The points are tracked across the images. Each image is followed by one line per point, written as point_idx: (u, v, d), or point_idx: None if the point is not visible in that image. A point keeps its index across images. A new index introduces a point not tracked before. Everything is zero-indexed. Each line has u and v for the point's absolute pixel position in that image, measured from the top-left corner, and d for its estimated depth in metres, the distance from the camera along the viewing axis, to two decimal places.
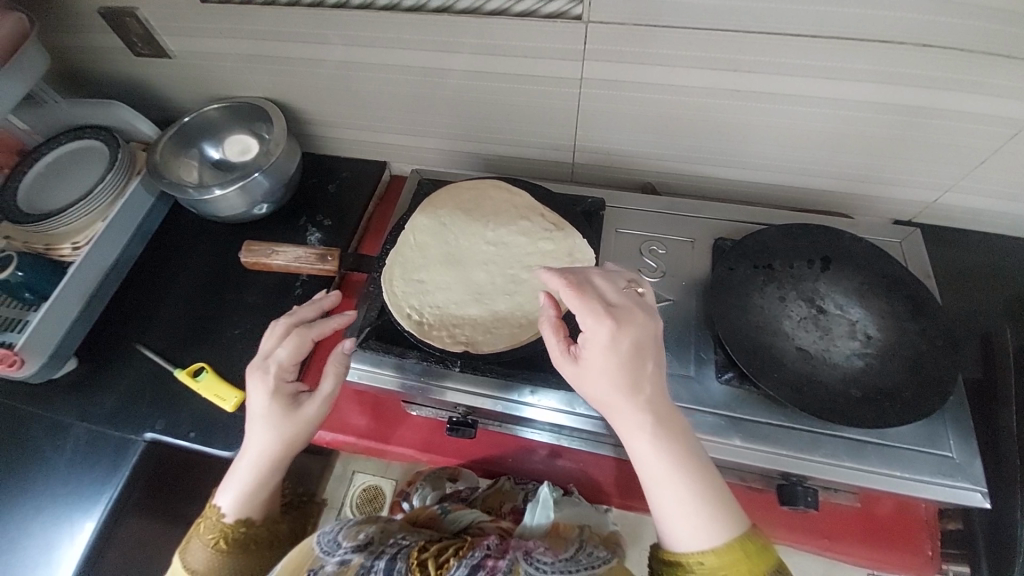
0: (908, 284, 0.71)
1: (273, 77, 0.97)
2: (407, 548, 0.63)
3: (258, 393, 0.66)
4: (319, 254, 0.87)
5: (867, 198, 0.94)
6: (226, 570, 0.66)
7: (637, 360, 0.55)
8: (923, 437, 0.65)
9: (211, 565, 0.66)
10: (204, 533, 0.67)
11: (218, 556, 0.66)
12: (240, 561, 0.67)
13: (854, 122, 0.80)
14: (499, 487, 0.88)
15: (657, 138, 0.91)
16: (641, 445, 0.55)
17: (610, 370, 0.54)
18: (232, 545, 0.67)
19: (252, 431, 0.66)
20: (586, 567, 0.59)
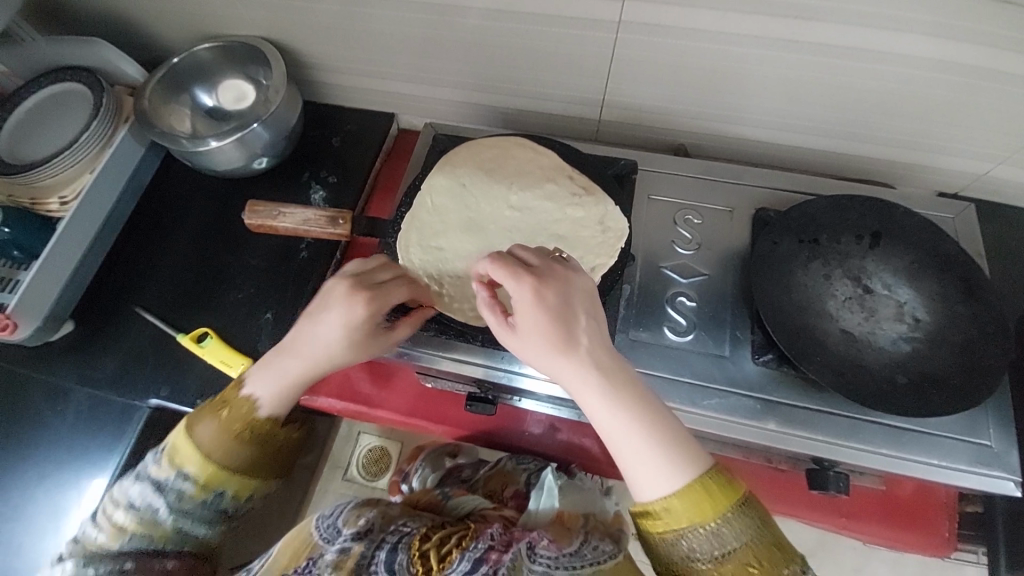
0: (960, 264, 0.66)
1: (270, 13, 0.87)
2: (408, 537, 0.63)
3: (359, 306, 0.61)
4: (330, 217, 0.78)
5: (913, 168, 0.87)
6: (240, 461, 0.60)
7: (567, 315, 0.54)
8: (962, 425, 0.62)
9: (228, 454, 0.60)
10: (226, 420, 0.60)
11: (239, 448, 0.60)
12: (254, 456, 0.61)
13: (919, 82, 0.72)
14: (501, 468, 0.92)
15: (696, 94, 0.82)
16: (589, 400, 0.53)
17: (541, 327, 0.53)
18: (252, 439, 0.61)
19: (328, 341, 0.61)
20: (591, 562, 0.61)
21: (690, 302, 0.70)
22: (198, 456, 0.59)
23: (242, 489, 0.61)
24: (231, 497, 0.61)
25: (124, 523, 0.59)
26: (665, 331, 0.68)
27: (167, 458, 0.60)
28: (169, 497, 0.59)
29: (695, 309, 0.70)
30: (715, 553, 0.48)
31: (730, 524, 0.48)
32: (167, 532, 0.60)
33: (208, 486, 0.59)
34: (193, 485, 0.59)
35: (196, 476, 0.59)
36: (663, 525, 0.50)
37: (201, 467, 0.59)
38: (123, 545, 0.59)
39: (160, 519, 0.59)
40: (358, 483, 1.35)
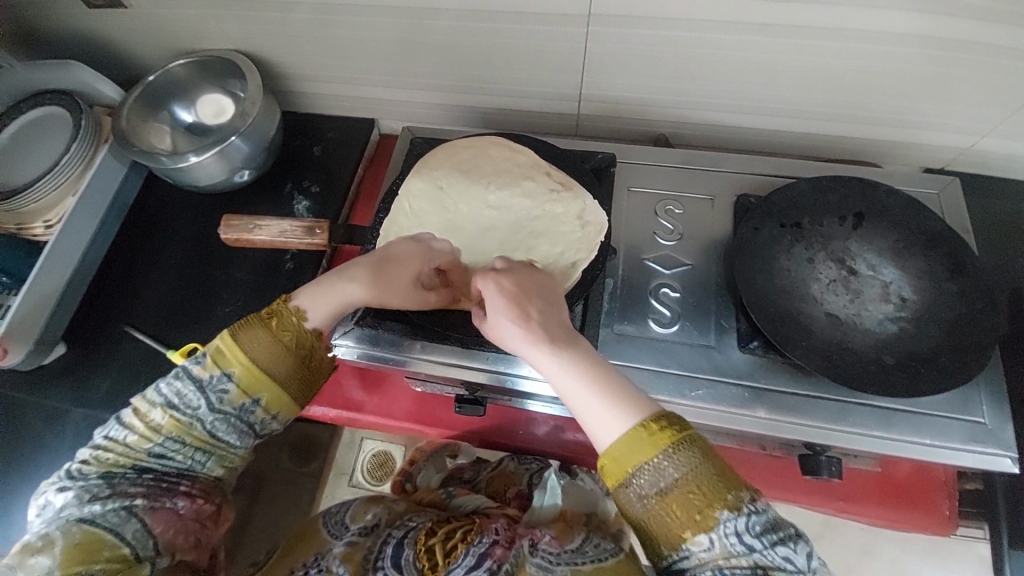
0: (947, 240, 0.65)
1: (243, 25, 0.86)
2: (413, 531, 0.67)
3: (412, 255, 0.64)
4: (307, 228, 0.77)
5: (896, 145, 0.86)
6: (282, 375, 0.58)
7: (517, 288, 0.58)
8: (955, 403, 0.62)
9: (273, 360, 0.57)
10: (276, 328, 0.58)
11: (282, 354, 0.58)
12: (294, 369, 0.59)
13: (893, 59, 0.71)
14: (503, 468, 0.94)
15: (672, 82, 0.82)
16: (546, 367, 0.55)
17: (492, 298, 0.57)
18: (296, 351, 0.59)
19: (388, 282, 0.62)
20: (593, 559, 0.60)
21: (674, 293, 0.69)
22: (243, 358, 0.56)
23: (274, 402, 0.58)
24: (262, 410, 0.58)
25: (157, 422, 0.56)
26: (650, 323, 0.68)
27: (210, 357, 0.57)
28: (207, 398, 0.56)
29: (679, 299, 0.69)
30: (659, 490, 0.48)
31: (671, 457, 0.48)
32: (199, 439, 0.56)
33: (247, 391, 0.57)
34: (235, 386, 0.56)
35: (239, 378, 0.56)
36: (612, 470, 0.50)
37: (244, 369, 0.56)
38: (151, 447, 0.55)
39: (194, 423, 0.56)
40: (363, 489, 1.35)
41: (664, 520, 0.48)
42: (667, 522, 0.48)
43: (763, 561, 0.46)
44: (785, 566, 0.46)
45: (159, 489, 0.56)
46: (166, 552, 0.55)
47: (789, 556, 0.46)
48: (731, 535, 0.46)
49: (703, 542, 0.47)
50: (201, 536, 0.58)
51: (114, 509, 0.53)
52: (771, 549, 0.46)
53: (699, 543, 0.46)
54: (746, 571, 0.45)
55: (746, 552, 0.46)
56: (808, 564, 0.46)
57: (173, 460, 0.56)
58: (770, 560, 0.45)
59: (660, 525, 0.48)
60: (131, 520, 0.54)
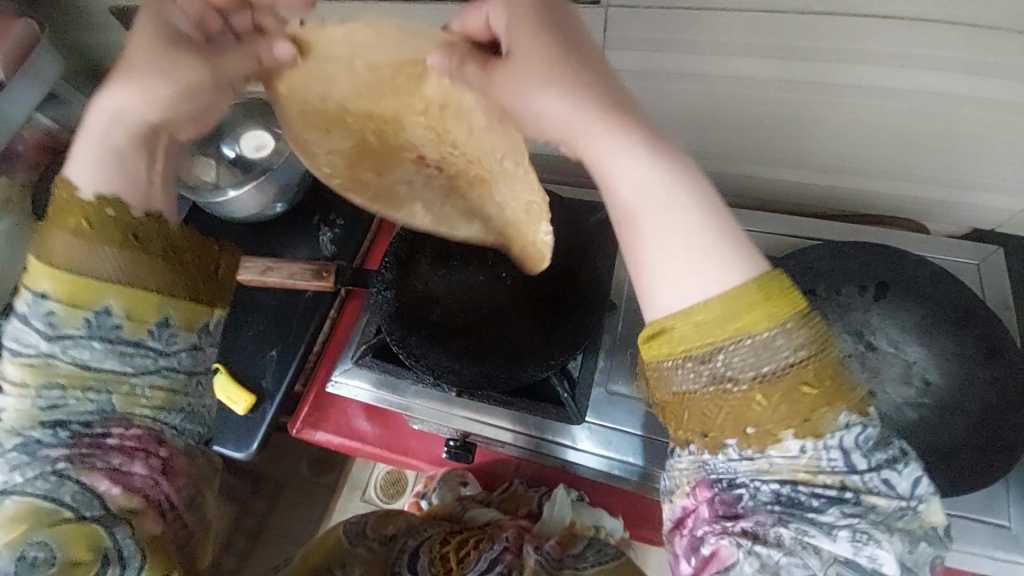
0: (985, 320, 0.59)
1: None
2: (429, 541, 0.67)
3: (142, 38, 0.48)
4: (315, 270, 0.80)
5: (937, 204, 0.79)
6: (115, 262, 0.43)
7: (578, 64, 0.45)
8: (977, 502, 0.56)
9: (84, 257, 0.42)
10: (59, 219, 0.43)
11: (100, 248, 0.43)
12: (132, 259, 0.43)
13: (934, 118, 0.66)
14: (513, 491, 0.83)
15: (689, 132, 0.80)
16: (630, 193, 0.42)
17: (557, 70, 0.45)
18: (117, 235, 0.43)
19: (141, 76, 0.47)
20: (593, 563, 0.64)
21: None
22: (49, 269, 0.42)
23: (138, 305, 0.43)
24: (122, 317, 0.43)
25: (17, 377, 0.42)
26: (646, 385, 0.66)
27: (26, 288, 0.43)
28: (40, 329, 0.42)
29: None
30: (759, 372, 0.37)
31: (788, 334, 0.37)
32: (80, 373, 0.42)
33: (77, 304, 0.42)
34: (58, 303, 0.42)
35: (58, 293, 0.42)
36: (687, 334, 0.39)
37: (63, 279, 0.42)
38: (32, 402, 0.42)
39: (52, 360, 0.42)
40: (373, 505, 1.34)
41: (744, 409, 0.38)
42: (739, 411, 0.38)
43: (860, 484, 0.36)
44: (884, 492, 0.36)
45: (82, 447, 0.42)
46: (134, 515, 0.42)
47: (890, 480, 0.36)
48: (834, 447, 0.37)
49: (792, 451, 0.37)
50: (164, 489, 0.44)
51: (42, 475, 0.40)
52: (871, 472, 0.37)
53: (788, 449, 0.36)
54: (829, 495, 0.36)
55: (841, 471, 0.36)
56: (916, 491, 0.36)
57: (69, 405, 0.42)
58: (868, 486, 0.36)
59: (738, 417, 0.38)
60: (65, 483, 0.40)
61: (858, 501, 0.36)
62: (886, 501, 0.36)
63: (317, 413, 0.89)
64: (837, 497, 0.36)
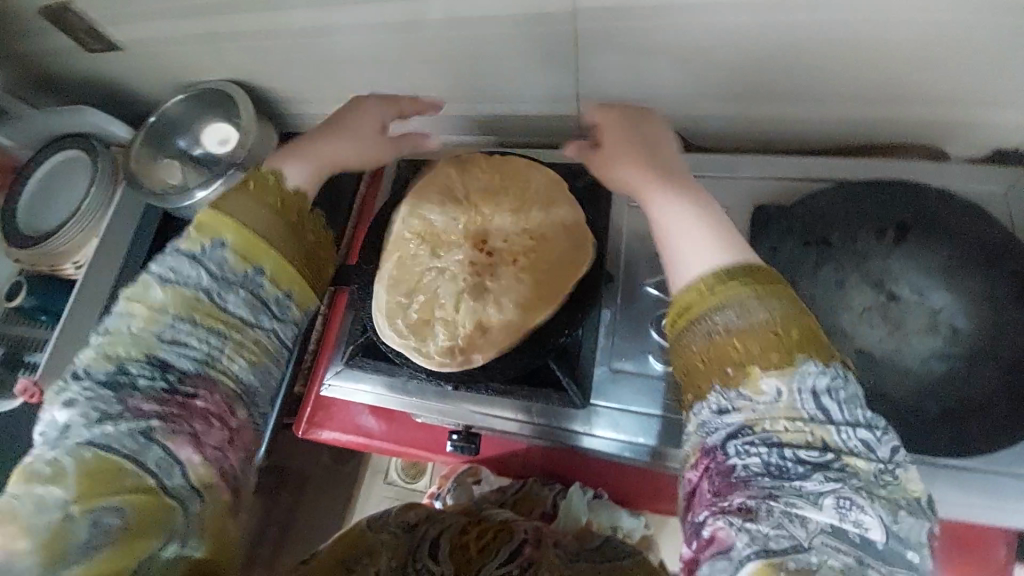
0: (1017, 257, 0.54)
1: (232, 56, 0.86)
2: (447, 530, 0.63)
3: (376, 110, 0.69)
4: (298, 277, 0.83)
5: (962, 126, 0.71)
6: (272, 234, 0.54)
7: (647, 139, 0.59)
8: (1015, 457, 0.52)
9: (261, 221, 0.54)
10: (256, 192, 0.56)
11: (263, 211, 0.55)
12: (284, 230, 0.55)
13: (959, 31, 0.57)
14: (528, 491, 0.80)
15: (678, 74, 0.72)
16: (658, 213, 0.53)
17: (623, 138, 0.59)
18: (280, 210, 0.56)
19: (360, 133, 0.68)
20: (612, 559, 0.62)
21: None
22: (230, 222, 0.52)
23: (281, 275, 0.54)
24: (267, 281, 0.53)
25: (158, 302, 0.49)
26: (649, 360, 0.62)
27: (195, 234, 0.52)
28: (208, 268, 0.51)
29: None
30: (739, 324, 0.44)
31: (765, 302, 0.44)
32: (209, 317, 0.49)
33: (246, 258, 0.52)
34: (231, 253, 0.52)
35: (234, 245, 0.52)
36: (692, 305, 0.47)
37: (237, 235, 0.52)
38: (160, 333, 0.47)
39: (196, 294, 0.49)
40: (397, 488, 1.35)
41: (739, 354, 0.43)
42: (733, 358, 0.43)
43: (841, 447, 0.38)
44: (862, 452, 0.38)
45: (175, 402, 0.46)
46: (199, 486, 0.45)
47: (869, 441, 0.39)
48: (806, 391, 0.40)
49: (768, 390, 0.41)
50: (230, 462, 0.48)
51: (130, 431, 0.43)
52: (849, 430, 0.39)
53: (765, 390, 0.40)
54: (811, 455, 0.38)
55: (819, 419, 0.39)
56: (892, 455, 0.39)
57: (183, 350, 0.47)
58: (847, 445, 0.38)
59: (719, 362, 0.44)
60: (151, 447, 0.44)
61: (839, 461, 0.38)
62: (866, 465, 0.38)
63: (320, 413, 0.87)
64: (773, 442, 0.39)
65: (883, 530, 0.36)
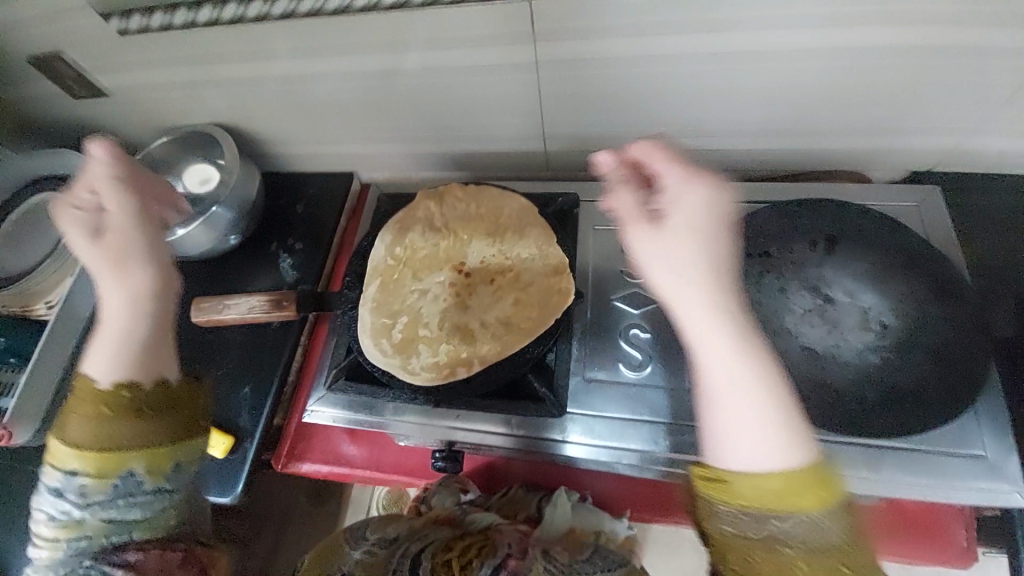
0: (928, 258, 0.61)
1: (218, 101, 0.91)
2: (431, 545, 0.65)
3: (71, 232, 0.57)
4: (274, 301, 0.69)
5: (879, 155, 0.81)
6: (131, 436, 0.51)
7: (722, 234, 0.49)
8: (950, 436, 0.57)
9: (91, 436, 0.51)
10: (81, 409, 0.51)
11: (126, 424, 0.51)
12: (141, 425, 0.52)
13: (858, 74, 0.68)
14: (513, 496, 0.82)
15: (632, 116, 0.81)
16: (710, 366, 0.47)
17: (700, 238, 0.49)
18: (109, 415, 0.51)
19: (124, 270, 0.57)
20: (602, 569, 0.63)
21: (645, 334, 0.68)
22: (81, 447, 0.50)
23: (152, 459, 0.52)
24: (146, 474, 0.51)
25: (53, 533, 0.51)
26: (620, 367, 0.67)
27: (47, 467, 0.51)
28: (71, 499, 0.50)
29: (651, 340, 0.68)
30: (806, 544, 0.42)
31: (831, 516, 0.42)
32: (98, 529, 0.51)
33: (105, 475, 0.50)
34: (87, 476, 0.50)
35: (85, 468, 0.50)
36: (749, 492, 0.44)
37: (143, 454, 0.51)
38: (62, 551, 0.50)
39: (82, 520, 0.50)
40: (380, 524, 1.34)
41: (780, 566, 0.43)
42: (773, 569, 0.43)
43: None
44: None
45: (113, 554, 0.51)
46: None
47: None
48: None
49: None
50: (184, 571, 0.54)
51: (72, 573, 0.49)
52: None
53: None
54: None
55: None
56: None
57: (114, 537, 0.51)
58: None
59: (774, 572, 0.43)
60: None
61: None
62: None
63: (303, 443, 0.87)
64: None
65: None
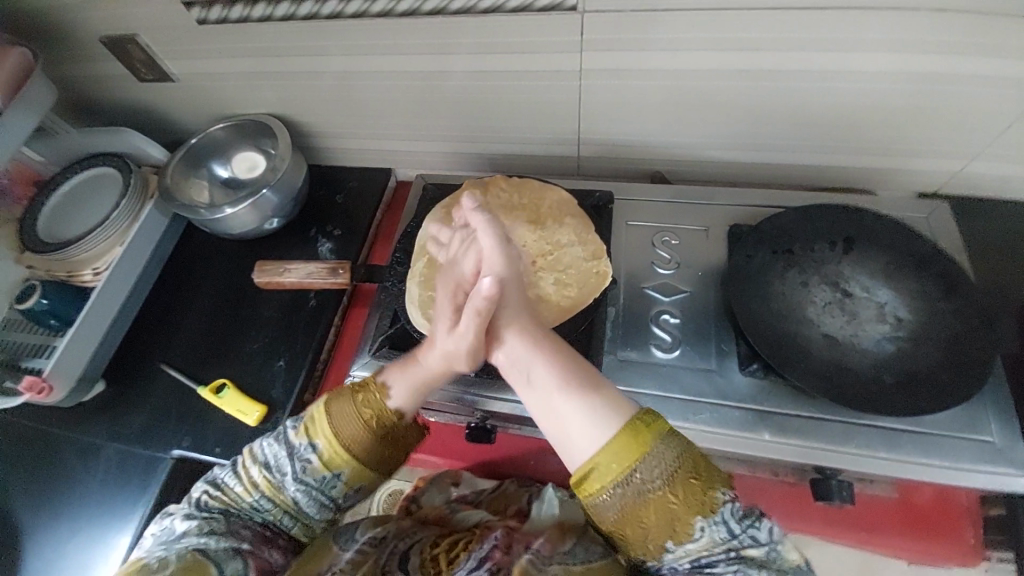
0: (938, 261, 0.67)
1: (275, 93, 0.97)
2: (420, 542, 0.67)
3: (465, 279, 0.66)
4: (330, 268, 0.86)
5: (891, 174, 0.87)
6: (366, 448, 0.61)
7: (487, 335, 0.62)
8: (963, 422, 0.62)
9: (360, 444, 0.61)
10: (361, 408, 0.61)
11: (364, 432, 0.61)
12: (376, 445, 0.61)
13: (871, 96, 0.75)
14: (504, 490, 0.84)
15: (662, 126, 0.87)
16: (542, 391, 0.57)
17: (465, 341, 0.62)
18: (372, 428, 0.61)
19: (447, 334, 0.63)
20: (582, 560, 0.64)
21: (674, 319, 0.73)
22: (336, 438, 0.60)
23: (359, 476, 0.61)
24: (344, 484, 0.61)
25: (258, 482, 0.62)
26: (652, 349, 0.71)
27: (305, 424, 0.62)
28: (292, 469, 0.61)
29: (679, 326, 0.72)
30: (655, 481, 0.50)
31: (660, 453, 0.51)
32: (285, 504, 0.61)
33: (330, 466, 0.61)
34: (317, 458, 0.60)
35: (324, 451, 0.60)
36: (604, 471, 0.51)
37: (352, 465, 0.61)
38: (249, 501, 0.61)
39: (282, 488, 0.61)
40: None
41: (656, 513, 0.51)
42: (660, 517, 0.51)
43: (738, 544, 0.51)
44: (754, 544, 0.51)
45: (262, 538, 0.60)
46: None
47: (755, 534, 0.51)
48: (720, 523, 0.51)
49: (697, 530, 0.51)
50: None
51: (226, 546, 0.57)
52: (745, 533, 0.51)
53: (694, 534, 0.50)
54: (724, 555, 0.51)
55: (727, 538, 0.51)
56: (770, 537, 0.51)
57: (268, 517, 0.61)
58: (744, 544, 0.51)
59: (654, 521, 0.51)
60: (236, 557, 0.57)
61: (737, 555, 0.51)
62: (760, 552, 0.51)
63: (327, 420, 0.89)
64: (732, 557, 0.51)
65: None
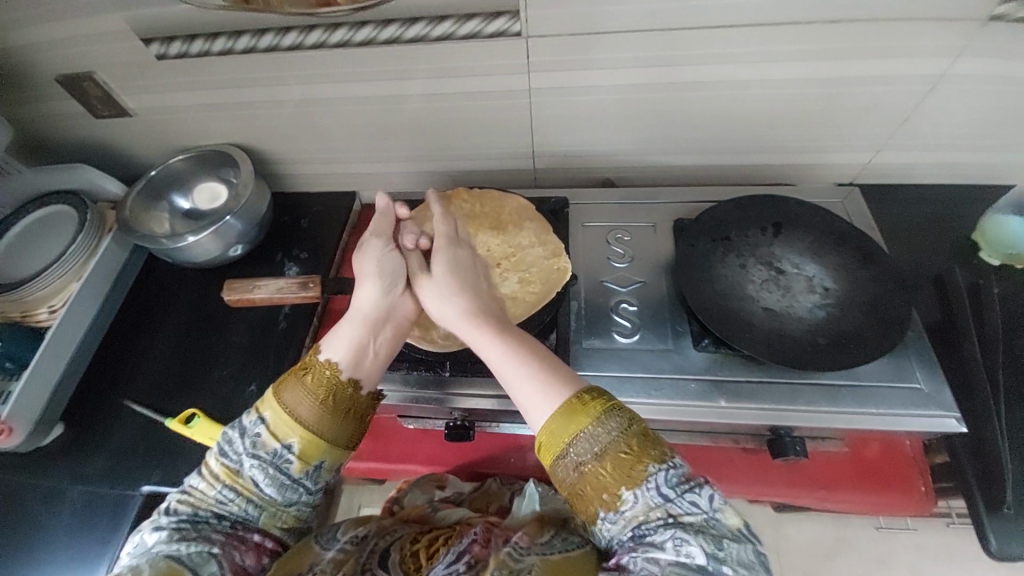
0: (853, 237, 0.76)
1: (236, 123, 1.00)
2: (400, 540, 0.67)
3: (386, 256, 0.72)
4: (301, 283, 0.87)
5: (810, 168, 0.98)
6: (312, 415, 0.61)
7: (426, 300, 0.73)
8: (890, 372, 0.70)
9: (309, 411, 0.61)
10: (304, 378, 0.63)
11: (308, 399, 0.62)
12: (322, 412, 0.62)
13: (782, 100, 0.86)
14: (486, 489, 0.89)
15: (607, 136, 0.95)
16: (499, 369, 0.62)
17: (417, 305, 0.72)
18: (318, 393, 0.62)
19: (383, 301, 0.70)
20: (560, 550, 0.62)
21: (633, 307, 0.78)
22: (283, 408, 0.61)
23: (309, 447, 0.61)
24: (297, 458, 0.60)
25: (217, 472, 0.60)
26: (615, 335, 0.76)
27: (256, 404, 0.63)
28: (245, 446, 0.60)
29: (637, 312, 0.78)
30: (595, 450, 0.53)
31: (601, 424, 0.53)
32: (247, 490, 0.59)
33: (279, 438, 0.60)
34: (266, 430, 0.60)
35: (270, 423, 0.61)
36: (551, 441, 0.55)
37: (301, 434, 0.61)
38: (214, 495, 0.59)
39: (240, 473, 0.59)
40: None
41: (595, 482, 0.53)
42: (600, 485, 0.52)
43: (674, 510, 0.50)
44: (693, 510, 0.50)
45: (234, 538, 0.58)
46: None
47: (694, 500, 0.50)
48: (652, 488, 0.51)
49: (628, 498, 0.51)
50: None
51: (198, 548, 0.55)
52: (682, 498, 0.51)
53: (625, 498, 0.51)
54: (659, 521, 0.49)
55: (660, 500, 0.50)
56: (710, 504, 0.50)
57: (233, 509, 0.59)
58: (681, 508, 0.50)
59: (594, 488, 0.53)
60: (210, 560, 0.55)
61: (673, 520, 0.49)
62: (698, 518, 0.49)
63: None
64: (669, 522, 0.49)
65: (709, 554, 0.47)
